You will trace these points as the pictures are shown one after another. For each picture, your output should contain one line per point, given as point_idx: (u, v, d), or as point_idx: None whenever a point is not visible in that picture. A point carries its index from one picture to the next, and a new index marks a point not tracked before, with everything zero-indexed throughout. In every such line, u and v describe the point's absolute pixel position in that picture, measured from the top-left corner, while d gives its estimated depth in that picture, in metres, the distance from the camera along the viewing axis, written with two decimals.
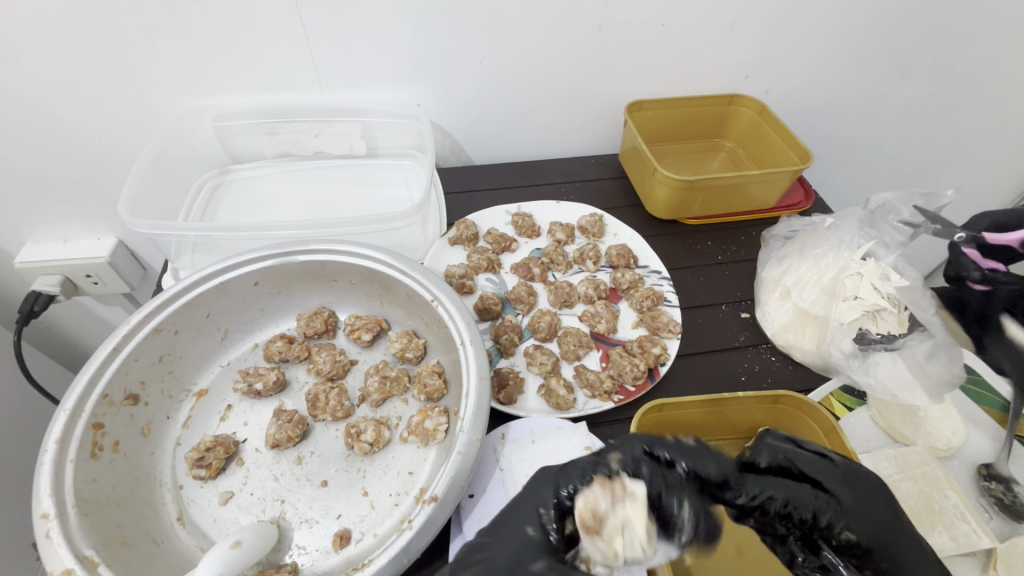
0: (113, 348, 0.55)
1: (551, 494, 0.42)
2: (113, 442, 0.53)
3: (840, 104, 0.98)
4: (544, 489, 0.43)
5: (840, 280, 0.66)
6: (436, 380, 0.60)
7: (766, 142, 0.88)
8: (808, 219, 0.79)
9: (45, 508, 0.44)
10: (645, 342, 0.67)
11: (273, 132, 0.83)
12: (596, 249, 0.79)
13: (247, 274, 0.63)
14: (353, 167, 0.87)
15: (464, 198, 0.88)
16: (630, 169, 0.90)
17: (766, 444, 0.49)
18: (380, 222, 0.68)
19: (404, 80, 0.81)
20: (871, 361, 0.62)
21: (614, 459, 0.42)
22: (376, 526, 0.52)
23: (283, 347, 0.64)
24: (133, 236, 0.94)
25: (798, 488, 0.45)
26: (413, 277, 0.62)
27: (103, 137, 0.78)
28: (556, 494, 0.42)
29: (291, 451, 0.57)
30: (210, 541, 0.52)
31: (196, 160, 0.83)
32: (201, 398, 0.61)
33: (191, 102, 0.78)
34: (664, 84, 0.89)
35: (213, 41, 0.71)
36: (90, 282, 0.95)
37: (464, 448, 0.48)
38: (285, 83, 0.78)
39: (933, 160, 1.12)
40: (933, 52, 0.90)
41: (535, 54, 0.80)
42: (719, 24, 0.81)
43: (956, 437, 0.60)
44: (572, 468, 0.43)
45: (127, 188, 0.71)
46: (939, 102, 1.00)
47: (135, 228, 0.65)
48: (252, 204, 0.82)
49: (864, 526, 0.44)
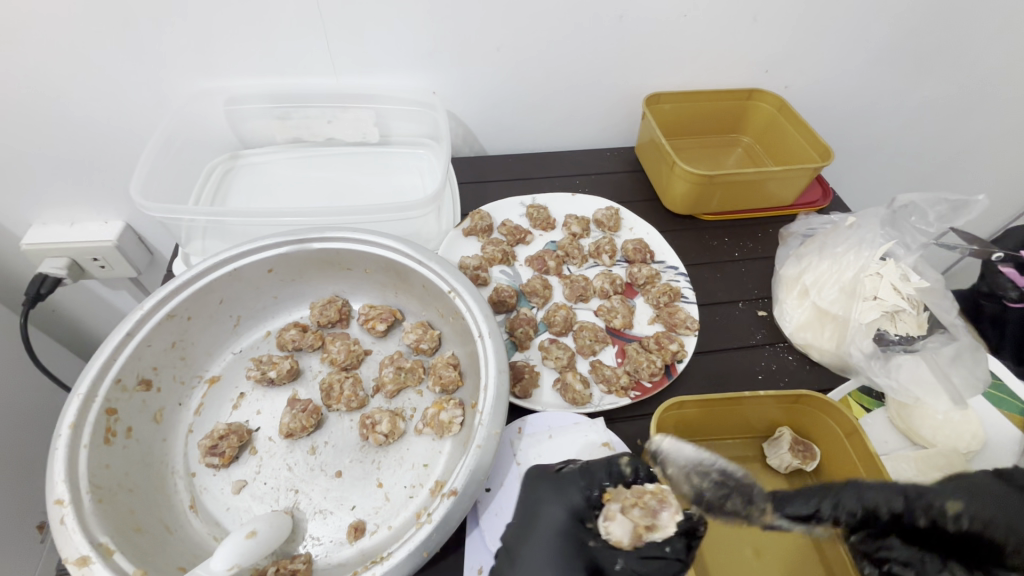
0: (126, 332, 0.54)
1: (580, 497, 0.48)
2: (126, 428, 0.52)
3: (860, 102, 0.96)
4: (574, 491, 0.49)
5: (860, 281, 0.65)
6: (452, 371, 0.59)
7: (785, 138, 0.87)
8: (827, 218, 0.78)
9: (59, 494, 0.43)
10: (662, 338, 0.66)
11: (285, 117, 0.82)
12: (612, 243, 0.78)
13: (261, 261, 0.62)
14: (365, 155, 0.86)
15: (478, 188, 0.87)
16: (646, 162, 0.88)
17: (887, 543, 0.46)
18: (396, 211, 0.67)
19: (420, 66, 0.79)
20: (892, 363, 0.61)
21: (625, 462, 0.50)
22: (390, 518, 0.51)
23: (297, 335, 0.63)
24: (141, 220, 0.93)
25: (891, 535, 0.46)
26: (430, 267, 0.61)
27: (112, 118, 0.77)
28: (585, 495, 0.48)
29: (304, 440, 0.56)
30: (223, 530, 0.51)
31: (207, 145, 0.82)
32: (213, 386, 0.61)
33: (203, 84, 0.76)
34: (683, 76, 0.88)
35: (227, 23, 0.69)
36: (97, 266, 0.94)
37: (483, 442, 0.48)
38: (300, 68, 0.77)
39: (949, 161, 1.11)
40: (958, 51, 0.89)
41: (555, 43, 0.79)
42: (741, 17, 0.79)
43: (974, 442, 0.58)
44: (592, 475, 0.49)
45: (138, 171, 0.70)
46: (961, 101, 0.98)
47: (147, 211, 0.64)
48: (263, 189, 0.80)
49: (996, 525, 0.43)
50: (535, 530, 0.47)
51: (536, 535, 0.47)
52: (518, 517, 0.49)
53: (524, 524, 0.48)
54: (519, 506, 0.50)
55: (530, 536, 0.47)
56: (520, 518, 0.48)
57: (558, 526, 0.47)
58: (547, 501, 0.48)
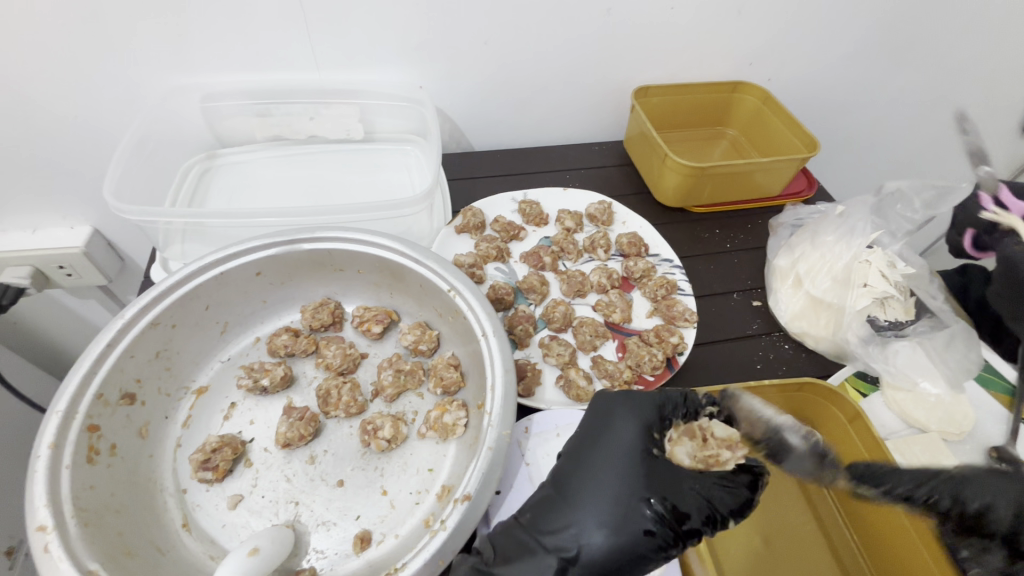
0: (107, 343, 0.50)
1: (654, 415, 0.46)
2: (110, 445, 0.49)
3: (839, 94, 0.98)
4: (647, 407, 0.46)
5: (852, 267, 0.65)
6: (453, 372, 0.58)
7: (769, 130, 0.87)
8: (814, 207, 0.79)
9: (41, 520, 0.40)
10: (662, 331, 0.66)
11: (265, 114, 0.78)
12: (607, 238, 0.78)
13: (249, 263, 0.59)
14: (350, 152, 0.83)
15: (468, 185, 0.85)
16: (636, 156, 0.88)
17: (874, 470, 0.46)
18: (390, 208, 0.65)
19: (406, 59, 0.77)
20: (890, 350, 0.63)
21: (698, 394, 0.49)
22: (397, 527, 0.50)
23: (289, 340, 0.61)
24: (110, 225, 0.88)
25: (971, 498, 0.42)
26: (427, 265, 0.59)
27: (75, 116, 0.72)
28: (659, 414, 0.46)
29: (302, 450, 0.54)
30: (220, 549, 0.49)
31: (181, 144, 0.77)
32: (201, 396, 0.58)
33: (177, 81, 0.72)
34: (669, 69, 0.88)
35: (205, 20, 0.66)
36: (64, 275, 0.88)
37: (494, 444, 0.46)
38: (280, 62, 0.74)
39: (920, 151, 1.15)
40: (930, 42, 0.92)
41: (543, 37, 0.78)
42: (728, 9, 0.80)
43: (967, 423, 0.60)
44: (669, 397, 0.47)
45: (110, 172, 0.66)
46: (933, 92, 1.01)
47: (121, 214, 0.60)
48: (244, 189, 0.76)
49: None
50: (603, 444, 0.45)
51: (604, 447, 0.45)
52: (586, 428, 0.47)
53: (593, 434, 0.46)
54: (587, 416, 0.48)
55: (593, 449, 0.45)
56: (590, 430, 0.47)
57: (626, 443, 0.44)
58: (618, 416, 0.46)
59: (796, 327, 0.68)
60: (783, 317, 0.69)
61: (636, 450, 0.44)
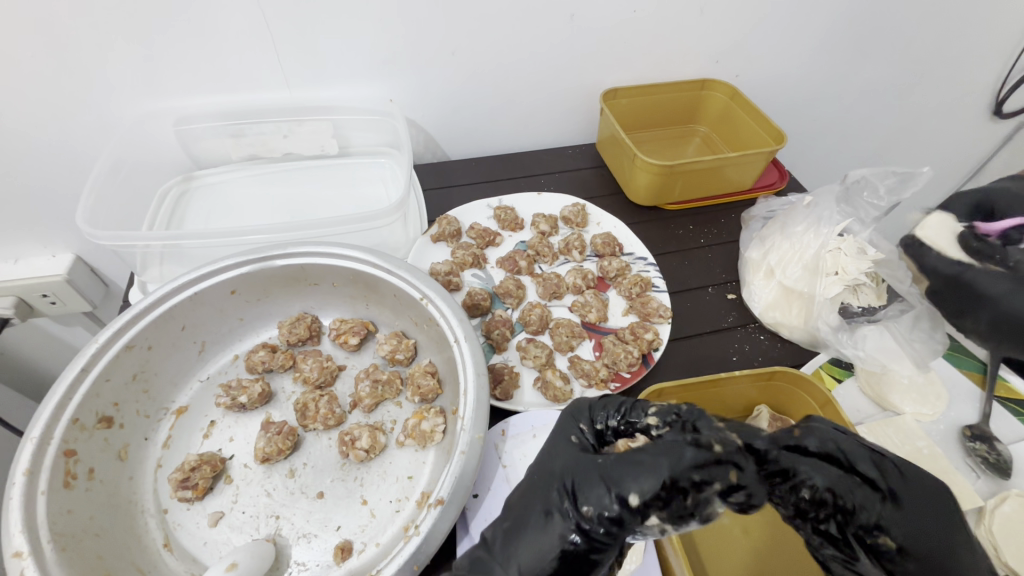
0: (81, 368, 0.51)
1: (633, 484, 0.37)
2: (87, 469, 0.50)
3: (807, 87, 1.00)
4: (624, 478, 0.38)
5: (821, 257, 0.66)
6: (430, 380, 0.59)
7: (738, 125, 0.89)
8: (785, 199, 0.80)
9: (17, 547, 0.40)
10: (637, 328, 0.66)
11: (238, 134, 0.79)
12: (581, 239, 0.79)
13: (222, 282, 0.60)
14: (325, 167, 0.84)
15: (443, 193, 0.86)
16: (609, 157, 0.89)
17: (811, 428, 0.42)
18: (362, 221, 0.66)
19: (375, 74, 0.78)
20: (859, 335, 0.64)
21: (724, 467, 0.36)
22: (377, 535, 0.50)
23: (266, 356, 0.62)
24: (92, 251, 0.88)
25: (837, 472, 0.39)
26: (399, 275, 0.60)
27: (50, 145, 0.73)
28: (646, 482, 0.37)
29: (282, 463, 0.55)
30: (201, 565, 0.49)
31: (156, 167, 0.78)
32: (180, 416, 0.58)
33: (150, 106, 0.73)
34: (637, 70, 0.89)
35: (175, 48, 0.68)
36: (48, 302, 0.89)
37: (467, 447, 0.47)
38: (251, 83, 0.75)
39: (892, 138, 1.17)
40: (891, 32, 0.94)
41: (509, 46, 0.79)
42: (689, 10, 0.81)
43: (939, 403, 0.62)
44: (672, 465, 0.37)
45: (84, 199, 0.67)
46: (899, 80, 1.03)
47: (95, 239, 0.61)
48: (221, 209, 0.77)
49: (933, 543, 0.38)
50: (550, 492, 0.41)
51: (549, 491, 0.41)
52: (538, 479, 0.42)
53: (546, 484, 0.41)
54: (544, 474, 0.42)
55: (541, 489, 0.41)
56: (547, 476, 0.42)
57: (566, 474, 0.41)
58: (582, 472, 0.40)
59: (772, 318, 0.68)
60: (759, 308, 0.70)
61: (588, 499, 0.38)
